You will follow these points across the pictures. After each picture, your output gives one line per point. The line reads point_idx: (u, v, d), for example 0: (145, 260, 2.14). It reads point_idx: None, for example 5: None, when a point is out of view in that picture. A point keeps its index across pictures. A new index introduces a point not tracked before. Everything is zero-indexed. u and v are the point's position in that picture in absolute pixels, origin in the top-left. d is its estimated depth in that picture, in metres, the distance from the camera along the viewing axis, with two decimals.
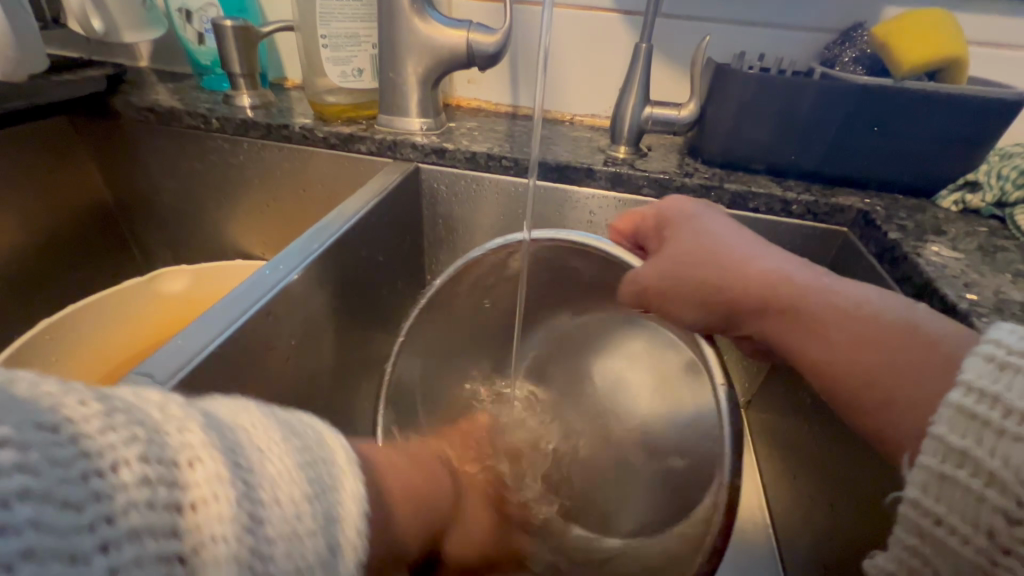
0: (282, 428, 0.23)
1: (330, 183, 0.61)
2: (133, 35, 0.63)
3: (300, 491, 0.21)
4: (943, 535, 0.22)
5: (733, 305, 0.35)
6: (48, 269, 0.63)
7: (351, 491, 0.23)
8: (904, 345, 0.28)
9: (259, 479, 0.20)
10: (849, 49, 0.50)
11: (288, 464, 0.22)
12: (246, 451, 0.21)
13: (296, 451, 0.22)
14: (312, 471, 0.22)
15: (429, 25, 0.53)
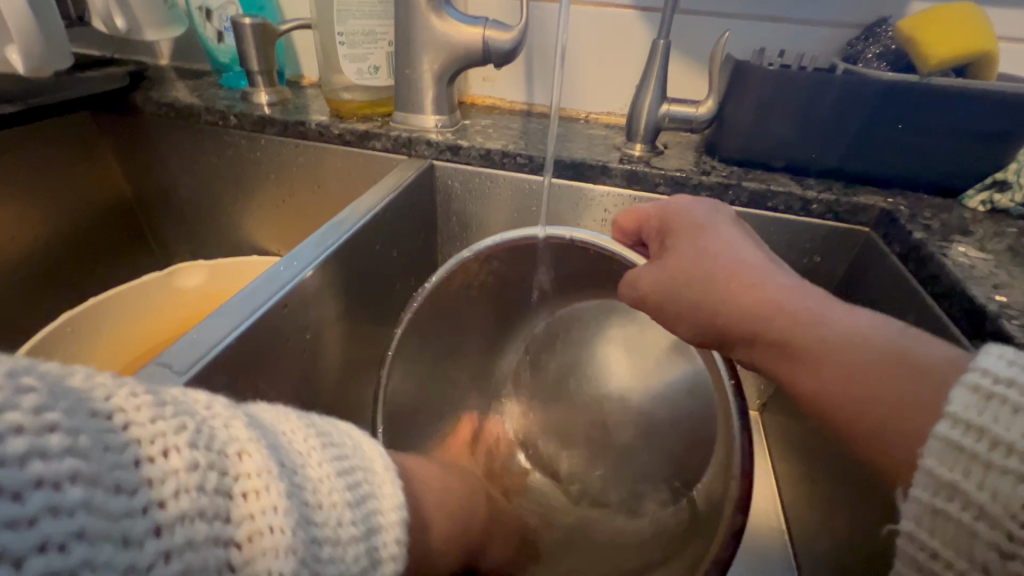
0: (318, 432, 0.24)
1: (345, 180, 0.61)
2: (155, 33, 0.64)
3: (343, 493, 0.22)
4: (939, 568, 0.22)
5: (724, 328, 0.34)
6: (69, 262, 0.64)
7: (388, 499, 0.24)
8: (897, 375, 0.26)
9: (309, 477, 0.22)
10: (874, 44, 0.49)
11: (330, 465, 0.23)
12: (294, 451, 0.22)
13: (335, 457, 0.23)
14: (351, 476, 0.23)
15: (446, 22, 0.53)
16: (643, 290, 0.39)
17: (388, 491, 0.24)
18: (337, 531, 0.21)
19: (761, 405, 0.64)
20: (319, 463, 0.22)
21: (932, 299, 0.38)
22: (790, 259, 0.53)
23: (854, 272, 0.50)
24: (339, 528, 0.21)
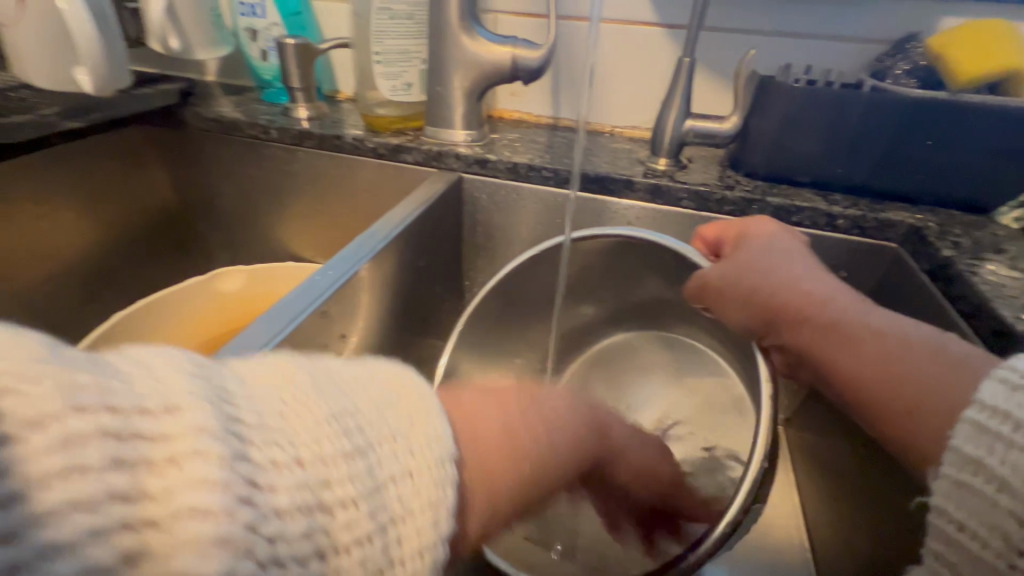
0: (313, 385, 0.21)
1: (378, 191, 0.64)
2: (205, 52, 0.69)
3: (383, 447, 0.20)
4: (967, 541, 0.23)
5: (777, 313, 0.37)
6: (119, 265, 0.69)
7: (436, 440, 0.22)
8: (934, 362, 0.28)
9: (324, 445, 0.19)
10: (903, 61, 0.49)
11: (355, 419, 0.21)
12: (290, 418, 0.19)
13: (325, 403, 0.20)
14: (345, 423, 0.20)
15: (477, 42, 0.55)
16: (697, 292, 0.44)
17: (434, 430, 0.23)
18: (384, 486, 0.20)
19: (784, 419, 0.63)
20: (331, 425, 0.20)
21: (960, 317, 0.38)
22: None
23: (882, 287, 0.50)
24: (386, 482, 0.20)
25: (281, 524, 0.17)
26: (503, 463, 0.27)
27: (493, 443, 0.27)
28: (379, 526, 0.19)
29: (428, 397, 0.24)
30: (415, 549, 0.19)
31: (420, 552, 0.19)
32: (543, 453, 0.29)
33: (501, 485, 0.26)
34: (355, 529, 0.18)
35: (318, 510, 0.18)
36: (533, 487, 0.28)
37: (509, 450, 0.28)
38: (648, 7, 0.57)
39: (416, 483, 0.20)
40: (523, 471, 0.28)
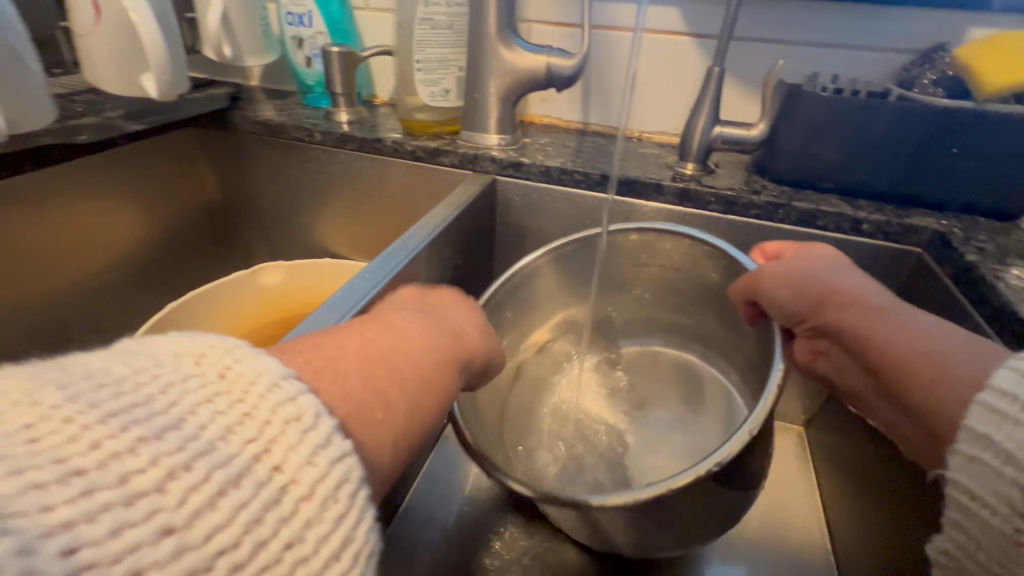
0: (81, 396, 0.18)
1: (413, 192, 0.67)
2: (254, 59, 0.73)
3: (207, 420, 0.19)
4: (979, 509, 0.25)
5: (825, 294, 0.39)
6: (169, 259, 0.73)
7: (263, 385, 0.21)
8: (971, 343, 0.31)
9: (128, 452, 0.17)
10: (930, 70, 0.50)
11: (154, 410, 0.19)
12: (67, 447, 0.17)
13: (111, 394, 0.18)
14: (143, 411, 0.18)
15: (514, 51, 0.58)
16: (742, 287, 0.46)
17: (253, 375, 0.21)
18: (233, 452, 0.19)
19: (805, 421, 0.64)
20: (126, 428, 0.18)
21: (984, 319, 0.39)
22: None
23: (906, 293, 0.51)
24: (230, 449, 0.19)
25: (133, 532, 0.16)
26: (370, 410, 0.25)
27: (342, 396, 0.24)
28: (252, 479, 0.19)
29: (231, 347, 0.22)
30: (309, 474, 0.20)
31: (312, 479, 0.20)
32: (401, 378, 0.27)
33: (382, 429, 0.25)
34: (230, 497, 0.18)
35: (165, 509, 0.17)
36: (417, 411, 0.27)
37: (364, 389, 0.25)
38: (678, 18, 0.60)
39: (269, 433, 0.20)
40: (401, 399, 0.27)
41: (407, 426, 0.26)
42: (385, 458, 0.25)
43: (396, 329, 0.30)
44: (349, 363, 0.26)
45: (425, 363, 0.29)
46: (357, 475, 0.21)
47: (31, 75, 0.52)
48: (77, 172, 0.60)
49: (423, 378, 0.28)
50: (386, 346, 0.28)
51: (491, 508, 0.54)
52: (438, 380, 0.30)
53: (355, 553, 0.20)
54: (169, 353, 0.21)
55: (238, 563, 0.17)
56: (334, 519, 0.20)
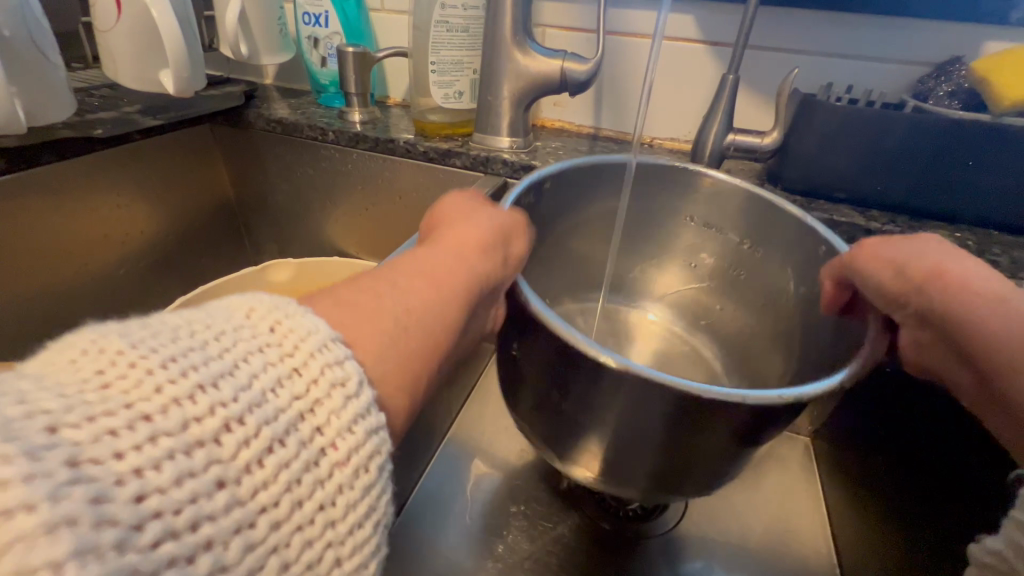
0: (144, 345, 0.22)
1: (423, 192, 0.68)
2: (270, 58, 0.74)
3: (259, 371, 0.23)
4: None
5: (939, 276, 0.36)
6: (182, 253, 0.73)
7: (312, 346, 0.24)
8: None
9: (188, 400, 0.21)
10: (945, 83, 0.50)
11: (210, 358, 0.22)
12: (134, 393, 0.20)
13: (178, 357, 0.22)
14: (207, 371, 0.22)
15: (530, 56, 0.58)
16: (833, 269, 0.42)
17: (304, 334, 0.25)
18: (280, 407, 0.22)
19: (812, 431, 0.64)
20: (188, 381, 0.21)
21: None
22: None
23: None
24: (279, 404, 0.23)
25: (192, 482, 0.19)
26: (367, 313, 0.28)
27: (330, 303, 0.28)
28: (295, 437, 0.22)
29: (283, 307, 0.26)
30: (344, 443, 0.23)
31: (348, 447, 0.23)
32: (402, 288, 0.31)
33: (375, 328, 0.28)
34: (274, 454, 0.22)
35: (218, 460, 0.20)
36: (429, 319, 0.30)
37: (362, 297, 0.29)
38: (694, 24, 0.60)
39: (314, 394, 0.23)
40: (389, 322, 0.28)
41: (411, 330, 0.29)
42: (390, 357, 0.27)
43: (411, 254, 0.34)
44: (348, 284, 0.30)
45: (436, 272, 0.33)
46: (385, 449, 0.25)
47: (54, 70, 0.53)
48: (92, 168, 0.60)
49: (434, 288, 0.32)
50: (396, 267, 0.32)
51: (495, 510, 0.54)
52: (454, 284, 0.33)
53: (370, 514, 0.24)
54: (226, 309, 0.25)
55: (278, 517, 0.21)
56: (361, 485, 0.23)
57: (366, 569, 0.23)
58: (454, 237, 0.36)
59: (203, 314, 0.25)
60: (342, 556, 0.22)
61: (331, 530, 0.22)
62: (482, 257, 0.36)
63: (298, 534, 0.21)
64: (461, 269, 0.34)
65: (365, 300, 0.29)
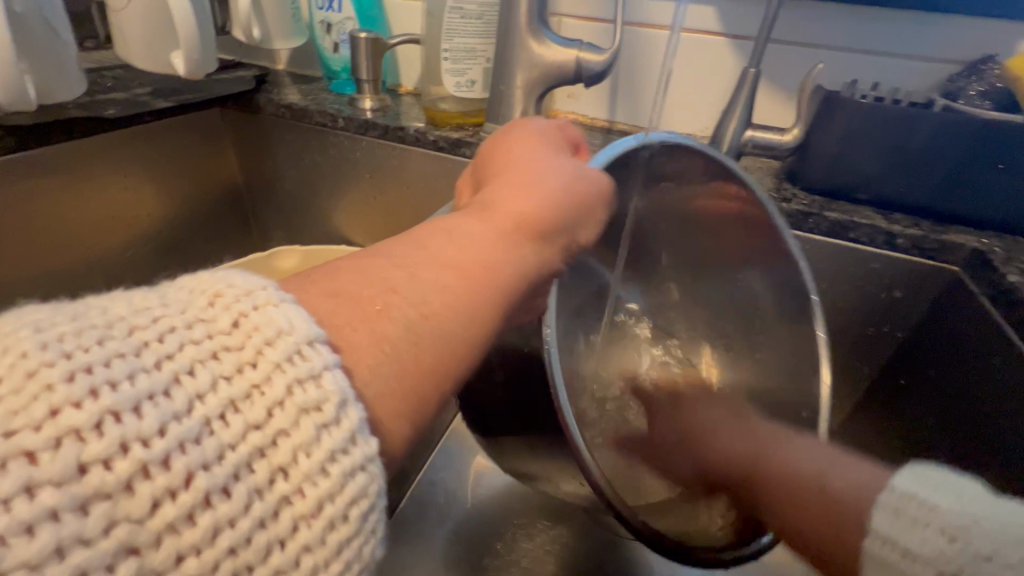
0: (59, 346, 0.18)
1: (432, 183, 0.67)
2: (282, 43, 0.73)
3: (204, 391, 0.19)
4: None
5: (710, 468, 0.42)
6: (189, 236, 0.73)
7: (281, 353, 0.21)
8: (831, 494, 0.33)
9: (92, 432, 0.17)
10: (977, 82, 0.48)
11: (142, 369, 0.19)
12: (22, 416, 0.17)
13: (90, 372, 0.18)
14: (124, 394, 0.18)
15: (544, 44, 0.57)
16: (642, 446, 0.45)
17: (273, 334, 0.21)
18: (227, 443, 0.19)
19: None
20: (92, 404, 0.17)
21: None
22: (867, 291, 0.52)
23: (937, 311, 0.49)
24: (225, 439, 0.19)
25: (82, 554, 0.16)
26: (374, 315, 0.25)
27: (334, 295, 0.25)
28: (245, 485, 0.19)
29: (254, 296, 0.22)
30: (313, 491, 0.20)
31: (316, 496, 0.20)
32: (426, 282, 0.27)
33: (378, 340, 0.24)
34: (211, 510, 0.18)
35: (126, 518, 0.17)
36: (453, 329, 0.27)
37: (374, 292, 0.26)
38: (715, 16, 0.58)
39: (276, 424, 0.20)
40: (392, 331, 0.25)
41: (423, 345, 0.26)
42: (389, 377, 0.24)
43: (456, 231, 0.30)
44: (363, 270, 0.27)
45: (475, 266, 0.29)
46: (374, 490, 0.21)
47: (66, 49, 0.53)
48: (81, 149, 0.58)
49: (467, 286, 0.28)
50: (430, 252, 0.29)
51: (494, 509, 0.53)
52: (491, 283, 0.29)
53: (348, 571, 0.21)
54: (191, 295, 0.22)
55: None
56: (335, 541, 0.20)
57: None
58: (507, 216, 0.33)
59: (161, 297, 0.22)
60: None
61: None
62: (532, 247, 0.33)
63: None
64: (505, 264, 0.30)
65: (364, 301, 0.25)
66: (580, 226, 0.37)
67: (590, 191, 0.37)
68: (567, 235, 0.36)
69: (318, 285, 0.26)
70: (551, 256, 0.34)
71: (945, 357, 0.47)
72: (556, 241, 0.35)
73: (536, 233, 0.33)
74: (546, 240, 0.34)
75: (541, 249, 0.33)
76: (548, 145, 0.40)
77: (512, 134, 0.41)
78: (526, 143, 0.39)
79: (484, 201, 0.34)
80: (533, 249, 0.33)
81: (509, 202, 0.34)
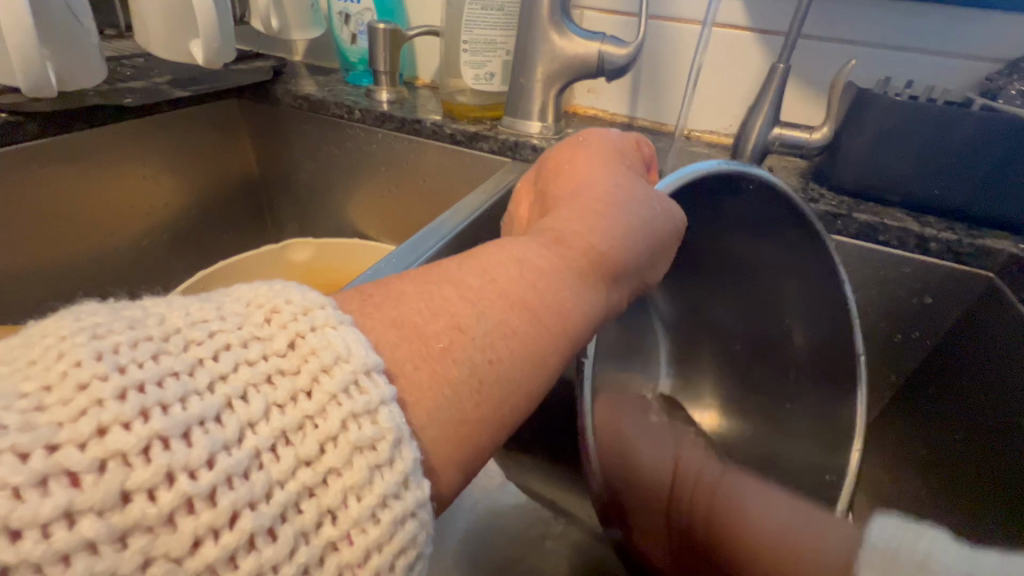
0: (113, 358, 0.18)
1: (449, 178, 0.66)
2: (300, 34, 0.72)
3: (257, 420, 0.19)
4: None
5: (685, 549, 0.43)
6: (205, 227, 0.73)
7: (337, 385, 0.20)
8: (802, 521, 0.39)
9: (139, 457, 0.17)
10: (1018, 81, 0.46)
11: (194, 392, 0.19)
12: (68, 429, 0.17)
13: (143, 392, 0.18)
14: (175, 418, 0.18)
15: (566, 37, 0.56)
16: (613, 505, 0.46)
17: (330, 361, 0.21)
18: (276, 479, 0.19)
19: None
20: (141, 427, 0.17)
21: None
22: (897, 296, 0.51)
23: (971, 318, 0.48)
24: (275, 474, 0.19)
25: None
26: (437, 354, 0.24)
27: (396, 324, 0.24)
28: (292, 527, 0.18)
29: (312, 316, 0.22)
30: (361, 538, 0.19)
31: (365, 543, 0.19)
32: (495, 321, 0.26)
33: (439, 373, 0.24)
34: (255, 552, 0.18)
35: (164, 556, 0.17)
36: (515, 377, 0.26)
37: (440, 328, 0.25)
38: (742, 10, 0.57)
39: (330, 462, 0.19)
40: (455, 372, 0.24)
41: (485, 391, 0.25)
42: (449, 421, 0.24)
43: (527, 264, 0.29)
44: (427, 300, 0.26)
45: (546, 308, 0.28)
46: (418, 540, 0.21)
47: (87, 37, 0.52)
48: (77, 142, 0.56)
49: (533, 329, 0.27)
50: (501, 287, 0.27)
51: None
52: (564, 329, 0.28)
53: None
54: (248, 307, 0.22)
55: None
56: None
57: None
58: (580, 249, 0.31)
59: (218, 308, 0.22)
60: None
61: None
62: (604, 283, 0.32)
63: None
64: (581, 308, 0.29)
65: (415, 322, 0.25)
66: (649, 266, 0.36)
67: (668, 231, 0.36)
68: (638, 275, 0.35)
69: (379, 312, 0.25)
70: (621, 296, 0.33)
71: (979, 363, 0.45)
72: (628, 280, 0.34)
73: (608, 270, 0.32)
74: (618, 278, 0.33)
75: (611, 287, 0.32)
76: (626, 171, 0.38)
77: (587, 151, 0.39)
78: (605, 165, 0.38)
79: (552, 227, 0.33)
80: (604, 288, 0.31)
81: (586, 234, 0.32)
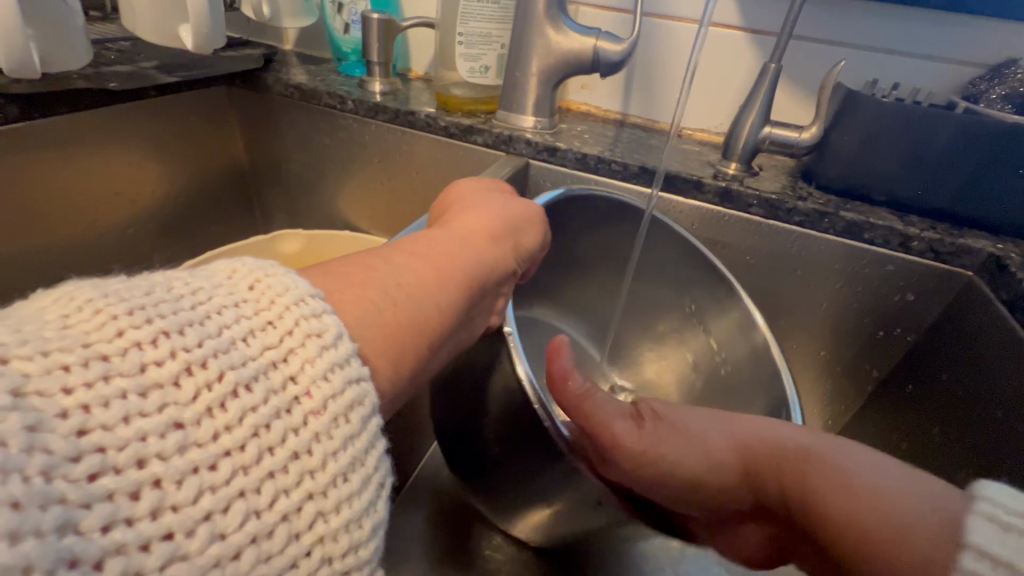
0: (117, 294, 0.20)
1: (441, 170, 0.66)
2: (290, 22, 0.71)
3: (231, 322, 0.21)
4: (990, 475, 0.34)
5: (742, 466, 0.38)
6: (188, 216, 0.72)
7: (289, 299, 0.23)
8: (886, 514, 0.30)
9: (150, 344, 0.19)
10: (998, 86, 0.47)
11: (182, 308, 0.21)
12: (94, 334, 0.19)
13: (143, 308, 0.20)
14: (168, 318, 0.20)
15: (562, 32, 0.56)
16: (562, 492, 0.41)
17: (282, 290, 0.23)
18: (250, 355, 0.21)
19: None
20: (149, 323, 0.20)
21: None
22: (879, 293, 0.52)
23: (951, 314, 0.49)
24: (248, 352, 0.21)
25: (144, 421, 0.18)
26: (356, 285, 0.27)
27: (320, 273, 0.27)
28: (264, 384, 0.20)
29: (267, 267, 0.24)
30: (320, 391, 0.21)
31: (322, 395, 0.21)
32: (399, 265, 0.29)
33: (365, 295, 0.26)
34: (239, 399, 0.20)
35: (174, 404, 0.18)
36: (427, 299, 0.28)
37: (353, 270, 0.27)
38: (736, 10, 0.57)
39: (288, 344, 0.22)
40: (374, 298, 0.26)
41: (406, 308, 0.27)
42: (372, 328, 0.25)
43: (420, 237, 0.33)
44: (344, 260, 0.29)
45: (442, 259, 0.31)
46: (369, 401, 0.22)
47: (73, 18, 0.51)
48: (65, 128, 0.55)
49: (436, 274, 0.30)
50: (402, 249, 0.31)
51: None
52: (457, 271, 0.31)
53: (355, 469, 0.21)
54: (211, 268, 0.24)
55: (243, 463, 0.19)
56: (340, 435, 0.21)
57: (359, 526, 0.21)
58: (463, 226, 0.36)
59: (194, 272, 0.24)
60: (323, 508, 0.20)
61: (309, 480, 0.20)
62: (489, 245, 0.36)
63: (269, 482, 0.19)
64: (467, 258, 0.33)
65: (338, 274, 0.27)
66: (529, 236, 0.41)
67: (531, 209, 0.42)
68: (521, 245, 0.39)
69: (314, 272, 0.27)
70: (509, 256, 0.38)
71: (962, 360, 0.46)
72: (510, 245, 0.38)
73: (489, 236, 0.37)
74: (501, 245, 0.37)
75: (497, 249, 0.36)
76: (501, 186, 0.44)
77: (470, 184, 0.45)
78: (479, 182, 0.44)
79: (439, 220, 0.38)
80: (490, 249, 0.36)
81: (469, 216, 0.37)
